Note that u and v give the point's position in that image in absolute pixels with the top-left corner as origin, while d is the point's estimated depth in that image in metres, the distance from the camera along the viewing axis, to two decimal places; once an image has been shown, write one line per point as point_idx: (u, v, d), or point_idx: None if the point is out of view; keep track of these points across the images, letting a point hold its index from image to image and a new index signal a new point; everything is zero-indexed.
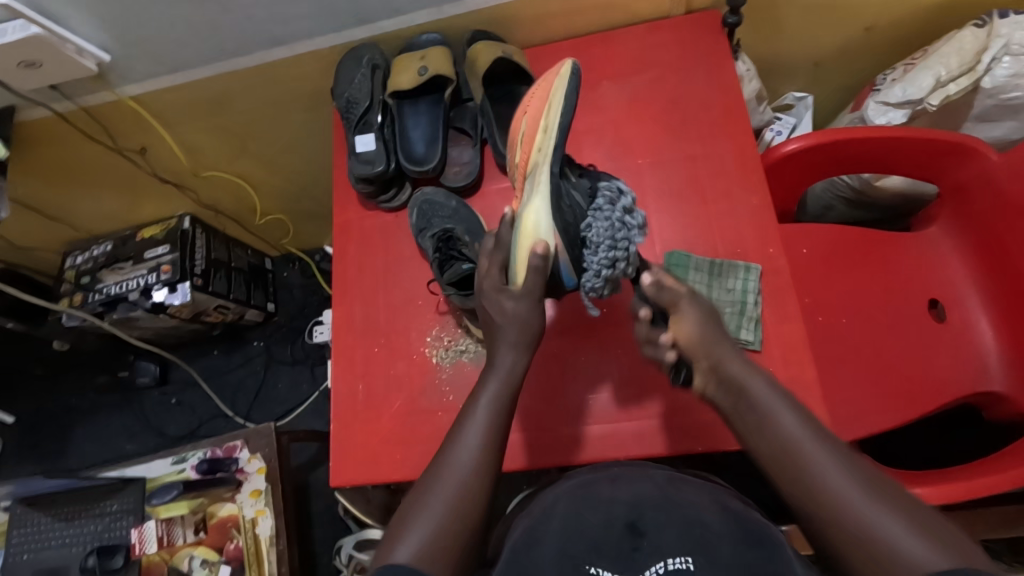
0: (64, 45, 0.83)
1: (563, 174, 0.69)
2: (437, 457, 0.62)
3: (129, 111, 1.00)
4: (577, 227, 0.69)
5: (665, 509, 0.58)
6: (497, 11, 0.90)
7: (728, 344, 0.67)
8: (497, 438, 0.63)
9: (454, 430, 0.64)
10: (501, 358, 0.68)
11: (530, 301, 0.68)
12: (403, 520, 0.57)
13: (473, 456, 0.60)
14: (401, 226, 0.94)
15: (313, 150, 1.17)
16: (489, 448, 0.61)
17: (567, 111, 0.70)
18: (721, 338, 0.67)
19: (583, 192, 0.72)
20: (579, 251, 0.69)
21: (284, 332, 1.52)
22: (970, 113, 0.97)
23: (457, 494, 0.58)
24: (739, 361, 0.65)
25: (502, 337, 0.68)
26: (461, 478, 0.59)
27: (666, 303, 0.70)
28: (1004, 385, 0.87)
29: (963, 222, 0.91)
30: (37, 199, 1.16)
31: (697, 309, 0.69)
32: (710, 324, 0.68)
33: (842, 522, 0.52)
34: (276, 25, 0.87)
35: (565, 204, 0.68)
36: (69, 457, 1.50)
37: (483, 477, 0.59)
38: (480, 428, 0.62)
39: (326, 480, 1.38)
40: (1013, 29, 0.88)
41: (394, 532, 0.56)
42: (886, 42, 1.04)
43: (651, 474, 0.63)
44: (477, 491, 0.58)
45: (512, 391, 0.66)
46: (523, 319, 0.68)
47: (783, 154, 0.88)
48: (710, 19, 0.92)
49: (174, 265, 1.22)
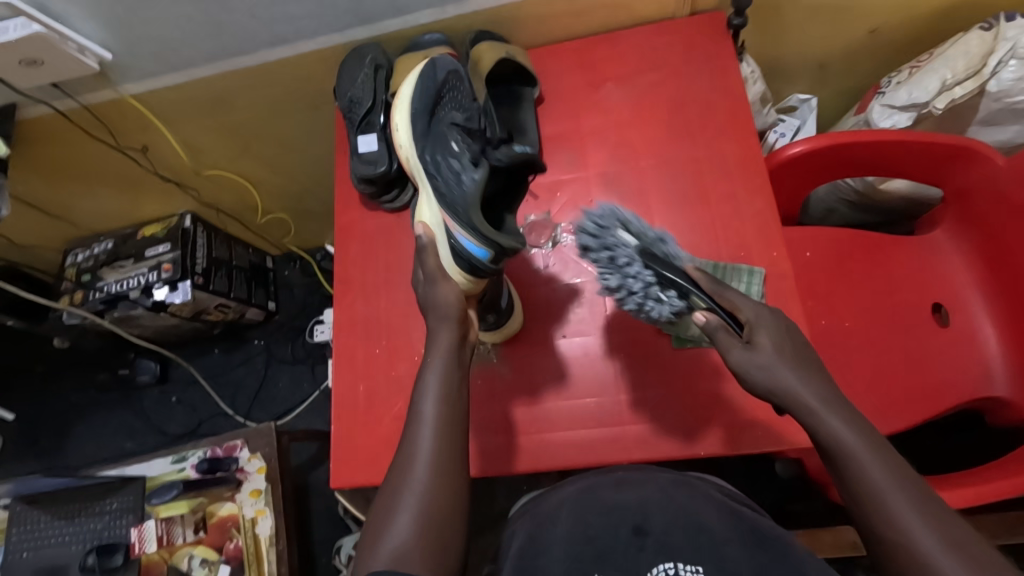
0: (66, 43, 0.82)
1: (430, 150, 0.76)
2: (399, 454, 0.60)
3: (130, 109, 1.00)
4: (452, 193, 0.72)
5: (671, 513, 0.57)
6: (500, 11, 0.90)
7: (784, 350, 0.59)
8: (456, 434, 0.61)
9: (412, 425, 0.62)
10: (435, 339, 0.66)
11: (432, 276, 0.69)
12: (379, 523, 0.56)
13: (433, 451, 0.59)
14: (403, 226, 0.94)
15: (315, 149, 1.17)
16: (451, 447, 0.60)
17: (414, 92, 0.79)
18: (789, 356, 0.58)
19: (458, 155, 0.75)
20: (460, 211, 0.69)
21: (285, 331, 1.52)
22: (976, 117, 0.96)
23: (427, 495, 0.57)
24: (804, 379, 0.57)
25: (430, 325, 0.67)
26: (427, 473, 0.58)
27: (723, 331, 0.61)
28: (1007, 391, 0.86)
29: (968, 226, 0.90)
30: (37, 196, 1.16)
31: (773, 330, 0.60)
32: (791, 346, 0.60)
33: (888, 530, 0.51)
34: (279, 24, 0.87)
35: (441, 172, 0.74)
36: (69, 454, 1.50)
37: (450, 478, 0.58)
38: (435, 424, 0.60)
39: (326, 480, 1.37)
40: (1020, 32, 0.87)
41: (372, 534, 0.56)
42: (892, 44, 1.04)
43: (657, 478, 0.62)
44: (447, 491, 0.57)
45: (455, 371, 0.64)
46: (439, 299, 0.67)
47: (788, 157, 0.88)
48: (715, 20, 0.92)
49: (176, 264, 1.21)
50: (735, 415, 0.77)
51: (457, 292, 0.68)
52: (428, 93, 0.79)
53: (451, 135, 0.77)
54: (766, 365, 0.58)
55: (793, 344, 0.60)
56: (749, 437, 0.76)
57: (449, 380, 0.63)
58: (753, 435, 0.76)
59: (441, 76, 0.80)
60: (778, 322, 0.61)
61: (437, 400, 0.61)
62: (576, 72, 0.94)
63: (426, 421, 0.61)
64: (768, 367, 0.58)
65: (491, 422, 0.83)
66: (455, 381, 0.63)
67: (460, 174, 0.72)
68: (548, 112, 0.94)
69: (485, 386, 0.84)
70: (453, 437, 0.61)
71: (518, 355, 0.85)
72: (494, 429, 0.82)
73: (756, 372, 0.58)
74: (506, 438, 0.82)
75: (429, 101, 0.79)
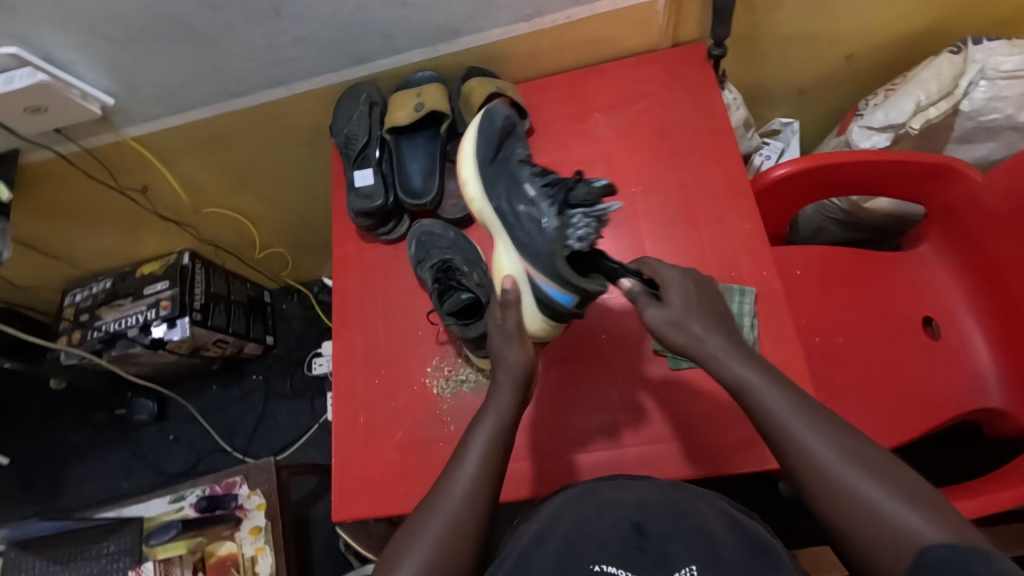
0: (70, 90, 0.85)
1: (512, 196, 0.74)
2: (439, 479, 0.63)
3: (132, 151, 1.02)
4: (536, 244, 0.70)
5: (669, 517, 0.56)
6: (490, 48, 0.93)
7: (702, 312, 0.67)
8: (493, 476, 0.62)
9: (454, 460, 0.64)
10: (497, 392, 0.68)
11: (510, 335, 0.70)
12: (400, 547, 0.58)
13: (468, 490, 0.61)
14: (400, 258, 0.95)
15: (311, 184, 1.19)
16: (484, 485, 0.61)
17: (478, 144, 0.80)
18: (702, 319, 0.66)
19: (538, 204, 0.71)
20: (541, 264, 0.69)
21: (283, 364, 1.52)
22: (951, 135, 0.99)
23: (452, 525, 0.58)
24: (725, 338, 0.66)
25: (497, 384, 0.69)
26: (467, 488, 0.61)
27: (644, 295, 0.69)
28: (1003, 402, 0.87)
29: (951, 240, 0.92)
30: (37, 238, 1.17)
31: (686, 288, 0.68)
32: (703, 304, 0.68)
33: (843, 502, 0.53)
34: (276, 66, 0.90)
35: (518, 225, 0.73)
36: (63, 497, 1.47)
37: (476, 512, 0.59)
38: (475, 466, 0.62)
39: (326, 515, 1.36)
40: (986, 55, 0.91)
41: (399, 547, 0.58)
42: (867, 69, 1.08)
43: (657, 482, 0.61)
44: (470, 524, 0.59)
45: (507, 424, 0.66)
46: (508, 360, 0.69)
47: (772, 179, 0.90)
48: (696, 51, 0.96)
49: (174, 300, 1.22)
50: (734, 434, 0.78)
51: (530, 356, 0.70)
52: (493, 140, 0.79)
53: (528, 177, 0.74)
54: (682, 318, 0.66)
55: (711, 306, 0.69)
56: (749, 455, 0.77)
57: (501, 430, 0.65)
58: (753, 454, 0.77)
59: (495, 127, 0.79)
60: (697, 287, 0.69)
61: (485, 445, 0.64)
62: (564, 103, 0.98)
63: (468, 463, 0.62)
64: (681, 323, 0.66)
65: None
66: (504, 436, 0.65)
67: (540, 225, 0.70)
68: (539, 143, 0.97)
69: None
70: (492, 482, 0.62)
71: None
72: None
73: (671, 327, 0.66)
74: (510, 466, 0.82)
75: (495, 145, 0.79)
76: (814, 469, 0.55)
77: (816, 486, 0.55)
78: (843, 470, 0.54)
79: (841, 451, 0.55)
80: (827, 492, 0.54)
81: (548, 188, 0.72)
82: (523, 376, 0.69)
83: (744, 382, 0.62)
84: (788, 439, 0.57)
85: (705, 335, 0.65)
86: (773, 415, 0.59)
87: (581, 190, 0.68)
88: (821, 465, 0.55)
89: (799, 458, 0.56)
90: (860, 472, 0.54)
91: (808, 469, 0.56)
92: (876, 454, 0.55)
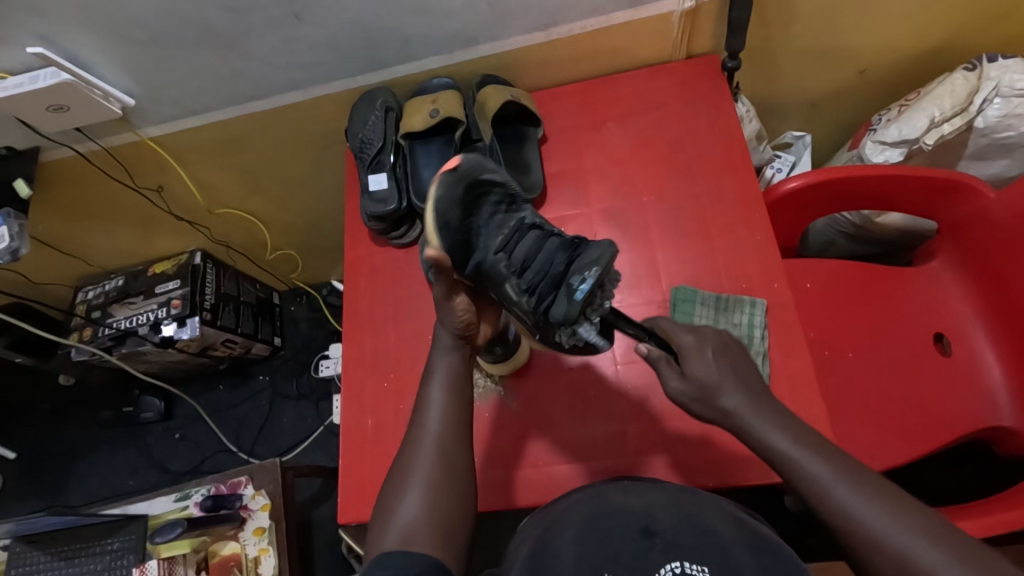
0: (92, 90, 0.87)
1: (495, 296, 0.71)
2: (410, 430, 0.66)
3: (149, 151, 1.03)
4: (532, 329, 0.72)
5: (677, 516, 0.56)
6: (506, 56, 0.94)
7: (730, 377, 0.66)
8: (461, 425, 0.65)
9: (419, 412, 0.67)
10: (439, 350, 0.70)
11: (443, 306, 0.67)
12: (385, 513, 0.60)
13: (437, 441, 0.63)
14: (412, 262, 0.96)
15: (323, 188, 1.20)
16: (454, 439, 0.64)
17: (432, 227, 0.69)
18: (739, 389, 0.65)
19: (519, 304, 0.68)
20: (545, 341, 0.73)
21: (290, 366, 1.53)
22: (965, 152, 0.99)
23: (432, 482, 0.61)
24: (748, 396, 0.65)
25: (438, 341, 0.70)
26: (437, 441, 0.63)
27: (666, 363, 0.70)
28: (1013, 419, 0.86)
29: (964, 256, 0.92)
30: (53, 235, 1.19)
31: (709, 356, 0.68)
32: (735, 369, 0.67)
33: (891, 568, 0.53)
34: (293, 70, 0.91)
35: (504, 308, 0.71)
36: (69, 493, 1.48)
37: (453, 465, 0.62)
38: (438, 413, 0.65)
39: (329, 518, 1.36)
40: (1002, 72, 0.91)
41: (385, 513, 0.60)
42: (880, 84, 1.08)
43: (661, 485, 0.61)
44: (449, 485, 0.61)
45: (457, 373, 0.68)
46: (445, 319, 0.68)
47: (784, 191, 0.90)
48: (710, 64, 0.96)
49: (185, 299, 1.24)
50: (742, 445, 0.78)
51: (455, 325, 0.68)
52: (446, 227, 0.68)
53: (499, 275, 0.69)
54: (707, 389, 0.66)
55: (739, 366, 0.68)
56: (756, 468, 0.77)
57: (455, 373, 0.68)
58: (761, 466, 0.76)
59: (457, 221, 0.69)
60: (719, 354, 0.68)
61: (444, 390, 0.66)
62: (578, 112, 0.98)
63: (432, 404, 0.66)
64: (708, 396, 0.66)
65: (497, 457, 0.83)
66: (459, 379, 0.68)
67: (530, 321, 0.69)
68: (551, 151, 0.97)
69: (492, 421, 0.85)
70: (459, 429, 0.65)
71: (526, 388, 0.86)
72: (501, 462, 0.82)
73: (697, 401, 0.67)
74: (516, 471, 0.82)
75: (461, 243, 0.69)
76: (842, 519, 0.56)
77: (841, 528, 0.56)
78: (891, 535, 0.53)
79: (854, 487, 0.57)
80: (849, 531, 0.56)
81: (529, 294, 0.68)
82: (459, 331, 0.69)
83: (780, 451, 0.61)
84: (826, 504, 0.57)
85: (735, 404, 0.64)
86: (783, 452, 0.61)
87: (559, 306, 0.65)
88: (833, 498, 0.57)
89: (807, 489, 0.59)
90: (906, 533, 0.53)
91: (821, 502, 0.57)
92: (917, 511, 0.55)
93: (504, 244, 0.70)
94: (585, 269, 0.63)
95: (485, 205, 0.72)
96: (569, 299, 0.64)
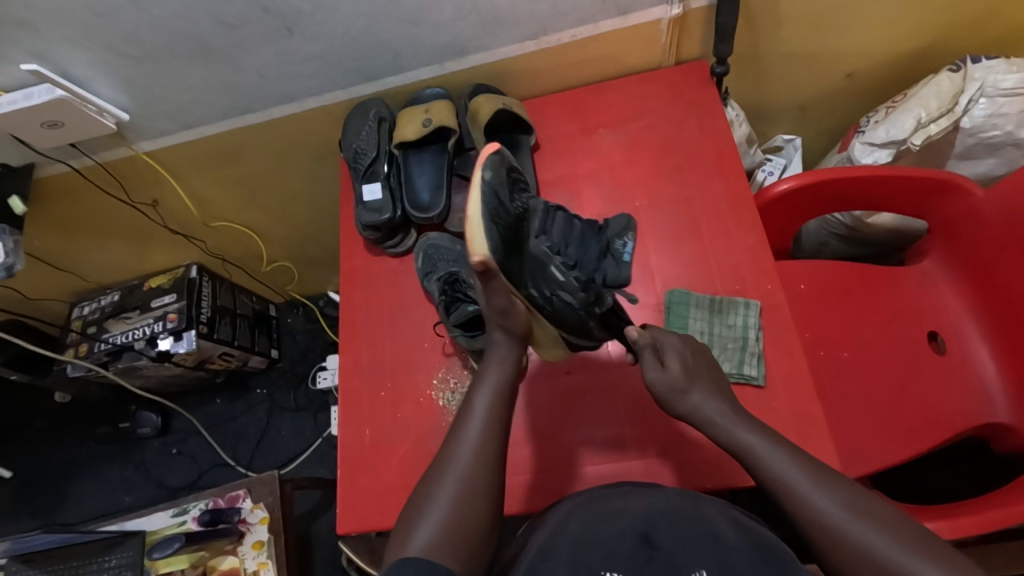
0: (87, 105, 0.88)
1: (537, 285, 0.70)
2: (449, 438, 0.66)
3: (144, 166, 1.04)
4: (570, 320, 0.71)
5: (679, 525, 0.55)
6: (497, 66, 0.95)
7: (703, 377, 0.71)
8: (498, 434, 0.66)
9: (462, 417, 0.68)
10: (493, 359, 0.72)
11: (507, 307, 0.70)
12: (407, 527, 0.60)
13: (476, 449, 0.64)
14: (408, 271, 0.96)
15: (319, 199, 1.21)
16: (490, 447, 0.64)
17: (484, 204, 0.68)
18: (707, 380, 0.70)
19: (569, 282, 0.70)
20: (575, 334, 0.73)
21: (287, 378, 1.52)
22: (953, 152, 1.00)
23: (463, 489, 0.61)
24: (721, 402, 0.69)
25: (496, 346, 0.73)
26: (474, 450, 0.64)
27: (648, 352, 0.72)
28: (1009, 417, 0.87)
29: (955, 254, 0.93)
30: (48, 250, 1.19)
31: (683, 354, 0.71)
32: (711, 373, 0.72)
33: (837, 546, 0.57)
34: (287, 83, 0.92)
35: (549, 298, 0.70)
36: (65, 511, 1.47)
37: (488, 478, 0.62)
38: (482, 420, 0.66)
39: (328, 531, 1.35)
40: (986, 73, 0.93)
41: (404, 531, 0.59)
42: (868, 86, 1.10)
43: (664, 490, 0.60)
44: (480, 493, 0.61)
45: (508, 378, 0.70)
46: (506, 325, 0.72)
47: (775, 194, 0.91)
48: (700, 69, 0.97)
49: (181, 314, 1.24)
50: None
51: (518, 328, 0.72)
52: (501, 218, 0.67)
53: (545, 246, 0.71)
54: (677, 382, 0.69)
55: (711, 369, 0.73)
56: None
57: (505, 384, 0.69)
58: None
59: (506, 212, 0.69)
60: (697, 355, 0.73)
61: (490, 399, 0.68)
62: (570, 119, 0.99)
63: (477, 414, 0.67)
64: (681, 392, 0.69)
65: None
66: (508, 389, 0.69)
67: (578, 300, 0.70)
68: (544, 158, 0.98)
69: None
70: (499, 438, 0.66)
71: (523, 394, 0.86)
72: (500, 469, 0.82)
73: (672, 394, 0.69)
74: (515, 478, 0.81)
75: (513, 236, 0.69)
76: (817, 520, 0.58)
77: (814, 529, 0.58)
78: (847, 527, 0.57)
79: (829, 495, 0.59)
80: (825, 534, 0.57)
81: (577, 269, 0.71)
82: (518, 334, 0.72)
83: (756, 450, 0.64)
84: (788, 488, 0.61)
85: (704, 401, 0.68)
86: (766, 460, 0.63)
87: (610, 269, 0.72)
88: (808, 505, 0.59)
89: (788, 491, 0.61)
90: (863, 525, 0.56)
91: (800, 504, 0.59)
92: (877, 509, 0.57)
93: (541, 227, 0.73)
94: (622, 235, 0.75)
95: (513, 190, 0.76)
96: (619, 262, 0.73)
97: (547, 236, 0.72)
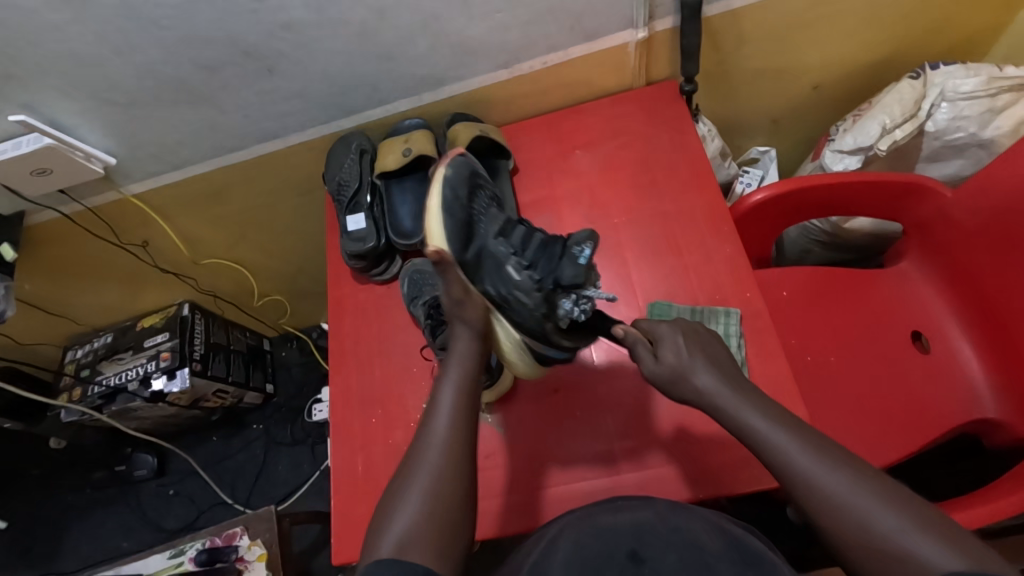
0: (74, 151, 0.90)
1: (492, 283, 0.73)
2: (420, 433, 0.66)
3: (133, 209, 1.06)
4: (527, 321, 0.71)
5: (665, 537, 0.56)
6: (473, 95, 0.98)
7: (702, 360, 0.68)
8: (468, 426, 0.66)
9: (430, 412, 0.68)
10: (455, 346, 0.71)
11: (460, 298, 0.71)
12: (379, 527, 0.60)
13: (446, 448, 0.64)
14: (394, 298, 0.98)
15: (307, 232, 1.23)
16: (459, 442, 0.64)
17: (439, 204, 0.75)
18: (708, 362, 0.68)
19: (523, 286, 0.70)
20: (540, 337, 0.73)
21: (283, 413, 1.52)
22: (920, 155, 1.04)
23: (436, 484, 0.61)
24: (716, 377, 0.67)
25: (457, 333, 0.72)
26: (443, 446, 0.64)
27: (640, 345, 0.71)
28: (997, 411, 0.87)
29: (930, 252, 0.95)
30: (40, 296, 1.20)
31: (688, 341, 0.69)
32: (709, 354, 0.69)
33: (843, 523, 0.56)
34: (271, 121, 0.95)
35: (507, 297, 0.72)
36: (61, 561, 1.45)
37: (458, 477, 0.62)
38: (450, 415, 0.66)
39: (329, 566, 1.33)
40: (945, 78, 0.96)
41: (376, 532, 0.60)
42: (835, 97, 1.13)
43: (651, 500, 0.61)
44: (453, 489, 0.61)
45: (470, 369, 0.70)
46: (466, 315, 0.72)
47: (750, 203, 0.93)
48: (669, 88, 1.01)
49: (174, 351, 1.24)
50: (728, 454, 0.78)
51: (479, 323, 0.72)
52: (457, 214, 0.75)
53: (498, 249, 0.73)
54: (676, 370, 0.68)
55: (711, 350, 0.70)
56: (748, 475, 0.76)
57: (469, 377, 0.69)
58: (750, 473, 0.76)
59: (461, 207, 0.76)
60: (691, 337, 0.70)
61: (454, 391, 0.68)
62: (546, 143, 1.02)
63: (443, 406, 0.67)
64: (682, 377, 0.67)
65: (488, 486, 0.82)
66: (472, 380, 0.69)
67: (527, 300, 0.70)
68: (523, 180, 1.01)
69: (483, 448, 0.85)
70: (467, 426, 0.66)
71: (514, 415, 0.86)
72: (495, 489, 0.82)
73: (675, 378, 0.68)
74: (509, 497, 0.81)
75: (463, 228, 0.75)
76: (824, 499, 0.57)
77: (821, 509, 0.57)
78: (853, 500, 0.56)
79: (835, 473, 0.58)
80: (830, 512, 0.56)
81: (530, 269, 0.71)
82: (480, 328, 0.72)
83: (752, 431, 0.62)
84: (788, 468, 0.59)
85: (707, 385, 0.66)
86: (774, 447, 0.61)
87: (567, 271, 0.70)
88: (818, 489, 0.57)
89: (792, 473, 0.59)
90: (867, 499, 0.55)
91: (803, 485, 0.58)
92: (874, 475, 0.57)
93: (501, 231, 0.75)
94: (583, 242, 0.72)
95: (481, 196, 0.81)
96: (574, 263, 0.70)
97: (505, 238, 0.74)
